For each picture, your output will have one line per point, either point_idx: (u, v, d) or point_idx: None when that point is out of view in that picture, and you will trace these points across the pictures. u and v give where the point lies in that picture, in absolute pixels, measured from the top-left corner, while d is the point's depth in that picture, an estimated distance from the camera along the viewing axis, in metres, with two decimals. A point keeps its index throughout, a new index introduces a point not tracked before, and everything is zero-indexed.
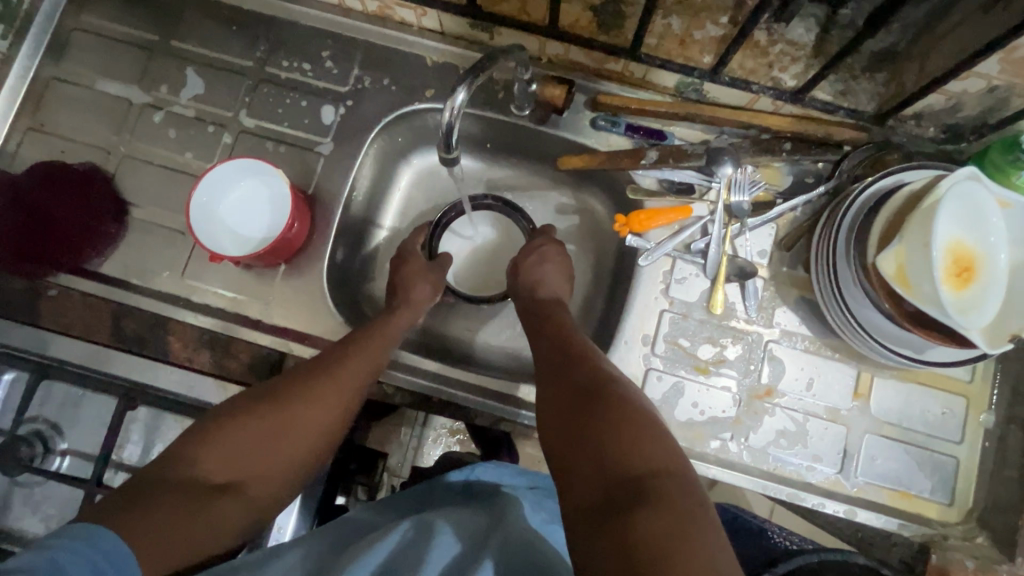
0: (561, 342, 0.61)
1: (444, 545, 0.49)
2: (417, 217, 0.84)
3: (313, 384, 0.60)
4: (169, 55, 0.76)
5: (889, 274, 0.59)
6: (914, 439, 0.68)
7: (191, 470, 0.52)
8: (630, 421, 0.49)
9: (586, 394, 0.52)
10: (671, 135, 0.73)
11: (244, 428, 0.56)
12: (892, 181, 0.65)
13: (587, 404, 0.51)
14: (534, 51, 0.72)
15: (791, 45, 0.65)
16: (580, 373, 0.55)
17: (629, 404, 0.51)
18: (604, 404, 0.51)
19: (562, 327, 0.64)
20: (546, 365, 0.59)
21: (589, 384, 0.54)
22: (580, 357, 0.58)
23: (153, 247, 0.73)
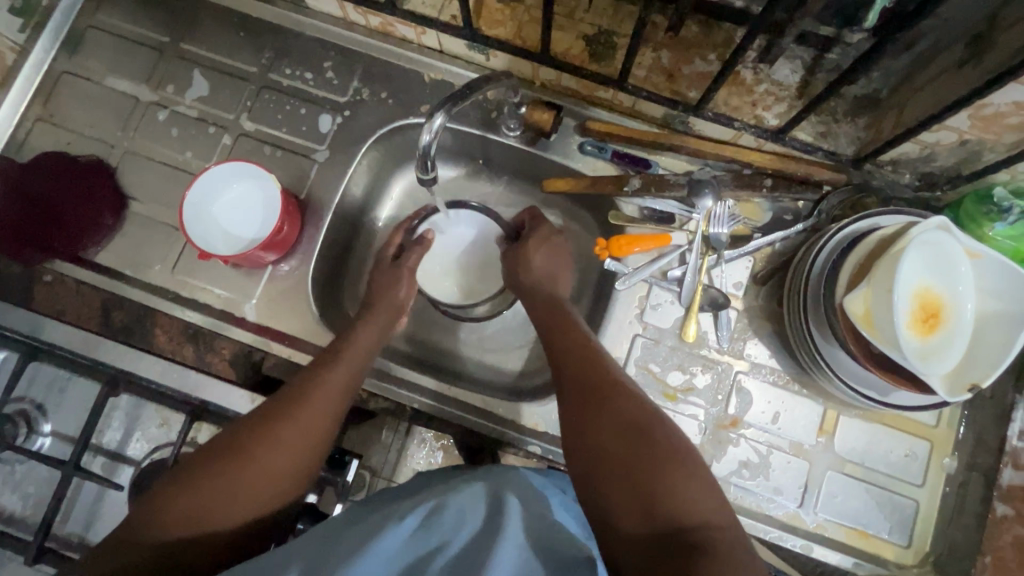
0: (578, 368, 0.60)
1: (457, 527, 0.48)
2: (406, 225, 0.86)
3: (287, 415, 0.59)
4: (178, 57, 0.79)
5: (856, 315, 0.60)
6: (876, 479, 0.69)
7: (161, 522, 0.51)
8: (660, 469, 0.50)
9: (623, 433, 0.53)
10: (655, 165, 0.75)
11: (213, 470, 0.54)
12: (865, 224, 0.66)
13: (625, 441, 0.53)
14: (528, 75, 0.75)
15: (776, 85, 0.67)
16: (599, 412, 0.55)
17: (656, 449, 0.51)
18: (627, 450, 0.52)
19: (576, 347, 0.63)
20: (568, 397, 0.59)
21: (611, 426, 0.54)
22: (598, 391, 0.57)
23: (147, 241, 0.75)
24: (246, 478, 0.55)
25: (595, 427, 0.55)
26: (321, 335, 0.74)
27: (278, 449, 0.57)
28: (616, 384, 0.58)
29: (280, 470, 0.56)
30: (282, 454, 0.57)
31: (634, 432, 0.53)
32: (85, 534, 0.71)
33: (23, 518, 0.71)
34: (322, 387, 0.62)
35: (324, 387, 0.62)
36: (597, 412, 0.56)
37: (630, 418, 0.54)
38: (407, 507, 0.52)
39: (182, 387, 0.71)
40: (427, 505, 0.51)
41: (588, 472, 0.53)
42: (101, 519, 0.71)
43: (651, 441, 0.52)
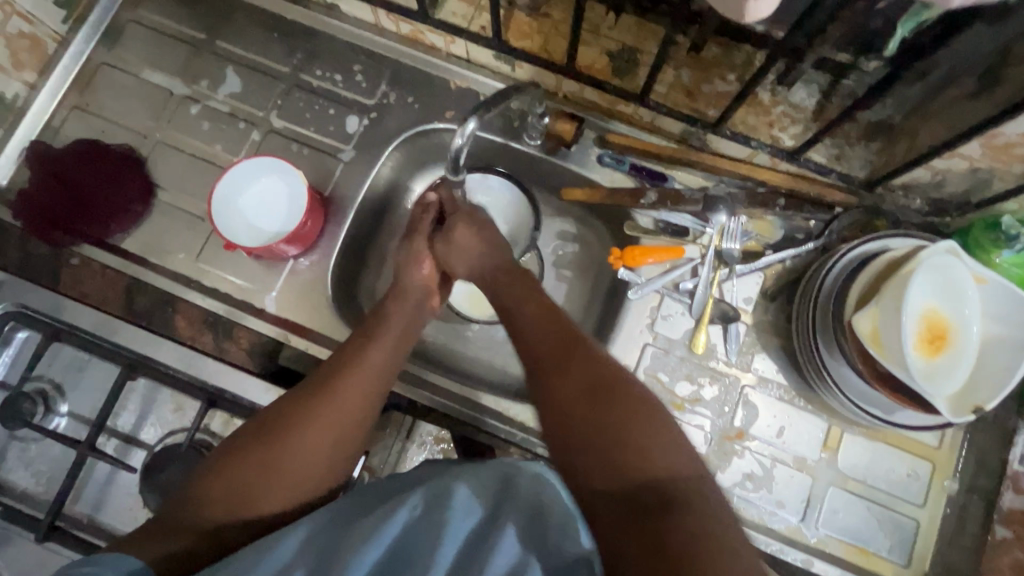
0: (543, 335, 0.60)
1: (458, 520, 0.51)
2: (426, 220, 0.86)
3: (321, 400, 0.60)
4: (212, 54, 0.81)
5: (863, 334, 0.62)
6: (877, 497, 0.70)
7: (206, 499, 0.55)
8: (630, 430, 0.50)
9: (593, 394, 0.53)
10: (672, 179, 0.76)
11: (252, 452, 0.57)
12: (876, 245, 0.68)
13: (592, 402, 0.53)
14: (551, 86, 0.77)
15: (793, 107, 0.69)
16: (566, 379, 0.55)
17: (628, 410, 0.52)
18: (596, 415, 0.52)
19: (541, 314, 0.62)
20: (535, 365, 0.58)
21: (579, 391, 0.54)
22: (563, 356, 0.57)
23: (173, 229, 0.77)
24: (282, 460, 0.57)
25: (563, 395, 0.54)
26: (337, 330, 0.76)
27: (311, 433, 0.58)
28: (583, 347, 0.58)
29: (313, 453, 0.58)
30: (315, 437, 0.58)
31: (602, 396, 0.53)
32: (94, 515, 0.72)
33: (35, 496, 0.72)
34: (353, 372, 0.62)
35: (357, 373, 0.62)
36: (562, 379, 0.55)
37: (598, 379, 0.54)
38: (411, 492, 0.54)
39: (199, 373, 0.73)
40: (427, 492, 0.54)
41: (560, 440, 0.53)
42: (111, 500, 0.72)
43: (621, 403, 0.52)
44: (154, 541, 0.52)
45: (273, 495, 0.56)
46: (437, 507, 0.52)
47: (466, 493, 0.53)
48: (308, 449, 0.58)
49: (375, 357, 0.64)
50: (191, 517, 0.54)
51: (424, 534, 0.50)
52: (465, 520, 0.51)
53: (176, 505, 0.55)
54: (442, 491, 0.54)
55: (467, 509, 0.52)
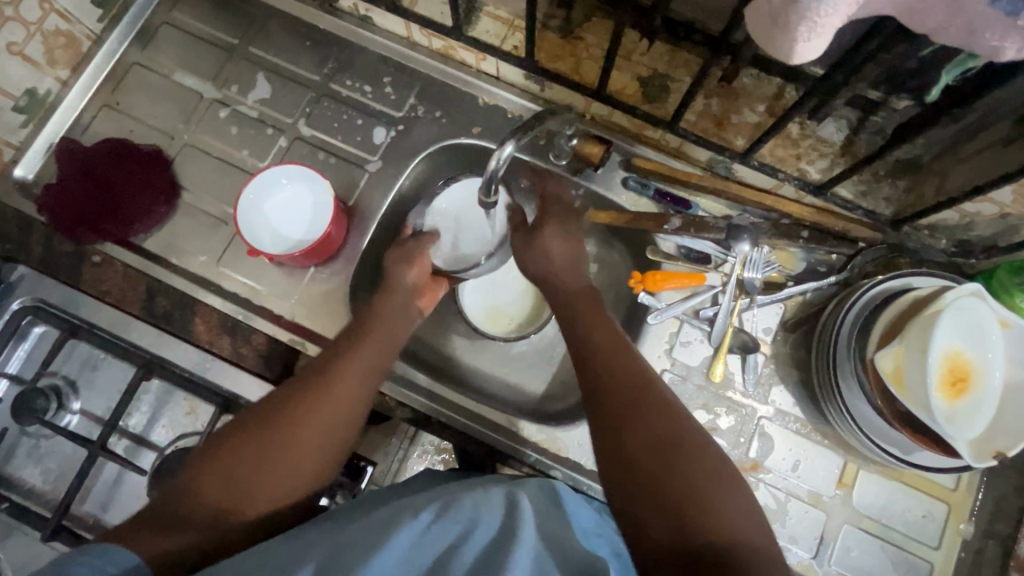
0: (611, 372, 0.59)
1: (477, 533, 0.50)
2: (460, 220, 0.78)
3: (314, 394, 0.60)
4: (244, 59, 0.82)
5: (885, 371, 0.62)
6: (892, 537, 0.69)
7: (200, 490, 0.55)
8: (703, 488, 0.50)
9: (665, 443, 0.53)
10: (696, 206, 0.77)
11: (246, 443, 0.57)
12: (899, 283, 0.68)
13: (664, 451, 0.52)
14: (580, 108, 0.77)
15: (821, 142, 0.69)
16: (640, 427, 0.54)
17: (695, 467, 0.51)
18: (665, 467, 0.51)
19: (612, 356, 0.60)
20: (610, 405, 0.56)
21: (649, 437, 0.53)
22: (634, 400, 0.56)
23: (196, 232, 0.78)
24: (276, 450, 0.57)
25: (635, 438, 0.53)
26: None
27: (305, 426, 0.58)
28: (651, 395, 0.57)
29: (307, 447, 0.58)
30: (310, 432, 0.58)
31: (675, 451, 0.52)
32: (101, 516, 0.71)
33: (42, 493, 0.72)
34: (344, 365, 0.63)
35: (350, 369, 0.63)
36: (633, 424, 0.55)
37: (672, 430, 0.54)
38: (420, 502, 0.53)
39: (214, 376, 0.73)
40: (435, 503, 0.53)
41: (632, 484, 0.51)
42: (118, 502, 0.72)
43: (686, 458, 0.52)
44: (150, 536, 0.51)
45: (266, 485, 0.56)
46: (447, 515, 0.51)
47: (473, 505, 0.52)
48: (302, 444, 0.58)
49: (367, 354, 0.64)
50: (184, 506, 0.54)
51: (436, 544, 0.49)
52: (480, 538, 0.50)
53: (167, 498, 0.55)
54: (451, 500, 0.53)
55: (479, 523, 0.51)
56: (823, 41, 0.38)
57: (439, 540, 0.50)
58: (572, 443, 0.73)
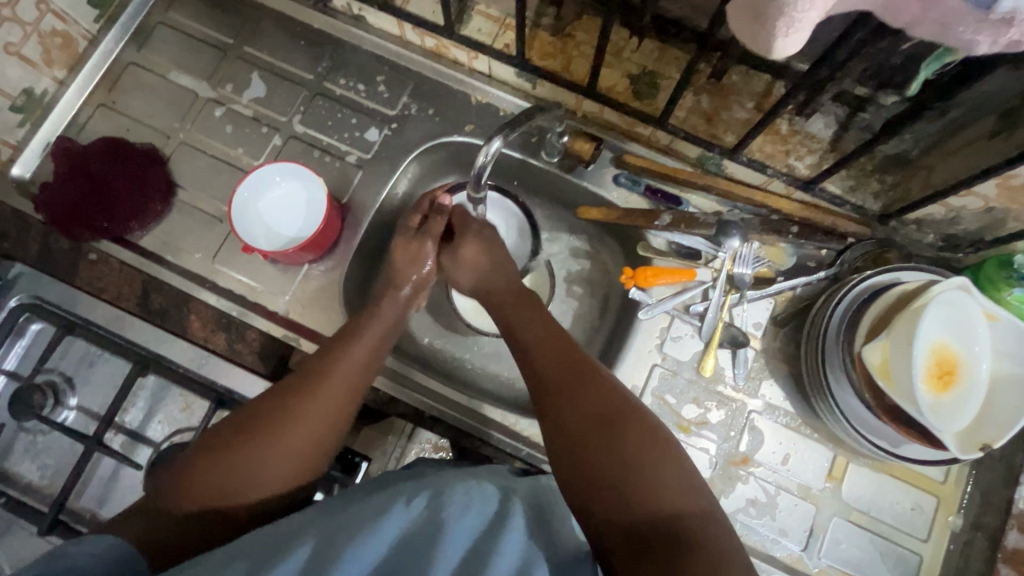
0: (551, 356, 0.63)
1: (463, 530, 0.49)
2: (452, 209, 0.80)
3: (311, 394, 0.60)
4: (239, 58, 0.83)
5: (873, 365, 0.63)
6: (881, 530, 0.70)
7: (187, 494, 0.54)
8: (644, 451, 0.53)
9: (601, 420, 0.56)
10: (686, 202, 0.78)
11: (228, 452, 0.56)
12: (887, 278, 0.68)
13: (597, 428, 0.56)
14: (572, 105, 0.78)
15: (810, 137, 0.70)
16: (582, 404, 0.58)
17: (641, 431, 0.55)
18: (608, 441, 0.54)
19: (546, 339, 0.65)
20: (545, 381, 0.61)
21: (587, 420, 0.56)
22: (574, 388, 0.59)
23: (192, 229, 0.79)
24: (261, 462, 0.56)
25: (576, 416, 0.57)
26: None
27: (297, 426, 0.58)
28: (588, 382, 0.60)
29: (295, 459, 0.58)
30: (296, 445, 0.58)
31: (612, 431, 0.55)
32: (98, 511, 0.72)
33: (39, 488, 0.72)
34: (328, 381, 0.61)
35: (336, 375, 0.62)
36: (567, 400, 0.58)
37: (602, 407, 0.57)
38: (412, 489, 0.53)
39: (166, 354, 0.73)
40: (429, 490, 0.52)
41: (576, 450, 0.55)
42: (114, 496, 0.72)
43: (623, 423, 0.55)
44: (142, 524, 0.52)
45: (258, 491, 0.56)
46: (437, 502, 0.51)
47: (466, 493, 0.52)
48: (284, 455, 0.57)
49: (348, 374, 0.63)
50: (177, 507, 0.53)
51: (422, 533, 0.49)
52: (467, 528, 0.50)
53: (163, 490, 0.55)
54: (444, 488, 0.52)
55: (471, 511, 0.51)
56: (800, 36, 0.39)
57: (427, 529, 0.49)
58: None
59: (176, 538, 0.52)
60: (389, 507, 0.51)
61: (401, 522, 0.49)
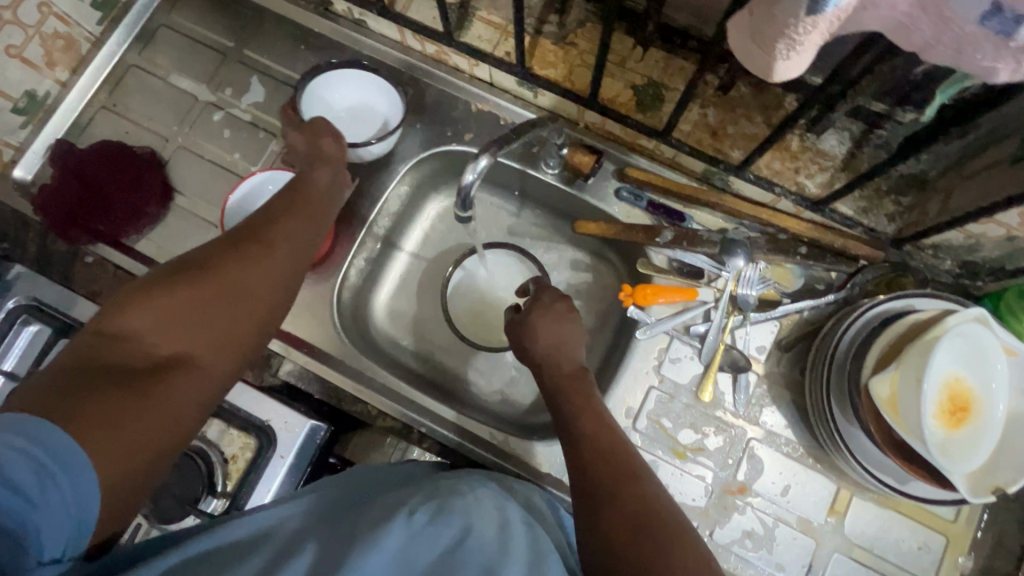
0: (596, 451, 0.57)
1: (472, 546, 0.49)
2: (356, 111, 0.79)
3: (228, 250, 0.56)
4: (239, 62, 0.82)
5: (880, 398, 0.59)
6: (885, 569, 0.67)
7: (133, 349, 0.49)
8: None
9: (637, 530, 0.50)
10: (690, 218, 0.74)
11: (181, 297, 0.52)
12: (900, 304, 0.65)
13: (634, 540, 0.49)
14: (574, 115, 0.76)
15: (822, 154, 0.66)
16: (624, 522, 0.51)
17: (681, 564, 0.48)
18: (643, 557, 0.48)
19: (590, 433, 0.58)
20: (586, 485, 0.55)
21: (623, 527, 0.50)
22: (614, 487, 0.54)
23: (189, 234, 0.78)
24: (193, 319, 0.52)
25: (614, 535, 0.50)
26: (337, 346, 0.75)
27: (226, 279, 0.54)
28: (632, 483, 0.54)
29: (263, 292, 0.56)
30: (258, 275, 0.56)
31: (650, 542, 0.49)
32: None
33: None
34: (266, 258, 0.57)
35: (270, 237, 0.58)
36: (608, 511, 0.52)
37: (642, 517, 0.51)
38: (412, 504, 0.52)
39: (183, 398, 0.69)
40: (430, 504, 0.52)
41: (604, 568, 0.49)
42: None
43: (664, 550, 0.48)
44: (82, 394, 0.44)
45: (205, 368, 0.52)
46: (438, 519, 0.50)
47: (466, 512, 0.52)
48: (236, 285, 0.54)
49: (280, 268, 0.58)
50: (106, 371, 0.47)
51: (431, 548, 0.48)
52: (474, 546, 0.49)
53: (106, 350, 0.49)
54: (444, 505, 0.53)
55: (472, 530, 0.50)
56: (806, 58, 0.36)
57: (432, 545, 0.48)
58: (553, 458, 0.72)
59: (124, 416, 0.45)
60: (387, 518, 0.49)
61: (404, 535, 0.48)
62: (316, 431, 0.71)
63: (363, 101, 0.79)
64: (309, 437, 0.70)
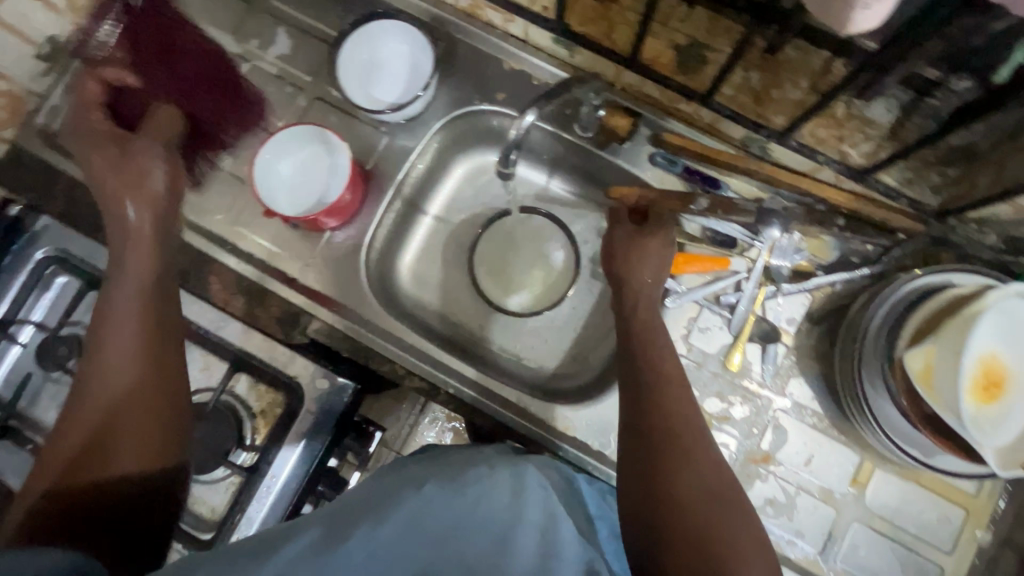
0: (659, 410, 0.57)
1: (485, 514, 0.50)
2: (382, 64, 0.77)
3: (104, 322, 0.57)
4: (265, 12, 0.79)
5: (913, 371, 0.60)
6: (903, 538, 0.68)
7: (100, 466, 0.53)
8: (738, 551, 0.48)
9: (700, 493, 0.51)
10: (725, 186, 0.73)
11: (86, 421, 0.54)
12: (938, 279, 0.64)
13: (698, 501, 0.51)
14: (610, 77, 0.73)
15: (867, 122, 0.62)
16: (686, 493, 0.52)
17: (735, 528, 0.50)
18: (704, 514, 0.50)
19: (656, 387, 0.58)
20: (644, 442, 0.55)
21: (687, 489, 0.52)
22: (675, 450, 0.54)
23: (214, 188, 0.77)
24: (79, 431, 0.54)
25: (665, 492, 0.52)
26: (364, 305, 0.75)
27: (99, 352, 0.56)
28: (690, 441, 0.55)
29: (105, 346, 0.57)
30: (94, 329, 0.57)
31: (710, 501, 0.51)
32: None
33: None
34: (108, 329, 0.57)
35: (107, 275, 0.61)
36: (671, 476, 0.52)
37: (701, 480, 0.52)
38: (422, 477, 0.53)
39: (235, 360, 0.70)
40: (442, 476, 0.53)
41: (662, 516, 0.51)
42: None
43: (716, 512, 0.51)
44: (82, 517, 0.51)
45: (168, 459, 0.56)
46: (450, 493, 0.51)
47: (479, 482, 0.53)
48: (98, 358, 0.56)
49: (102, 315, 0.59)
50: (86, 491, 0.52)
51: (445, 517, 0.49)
52: (490, 517, 0.50)
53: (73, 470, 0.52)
54: (455, 478, 0.53)
55: (484, 500, 0.51)
56: (882, 9, 0.35)
57: (443, 514, 0.49)
58: (579, 423, 0.72)
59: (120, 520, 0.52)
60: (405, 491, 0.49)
61: (415, 506, 0.49)
62: (341, 390, 0.69)
63: (387, 55, 0.77)
64: (334, 398, 0.69)
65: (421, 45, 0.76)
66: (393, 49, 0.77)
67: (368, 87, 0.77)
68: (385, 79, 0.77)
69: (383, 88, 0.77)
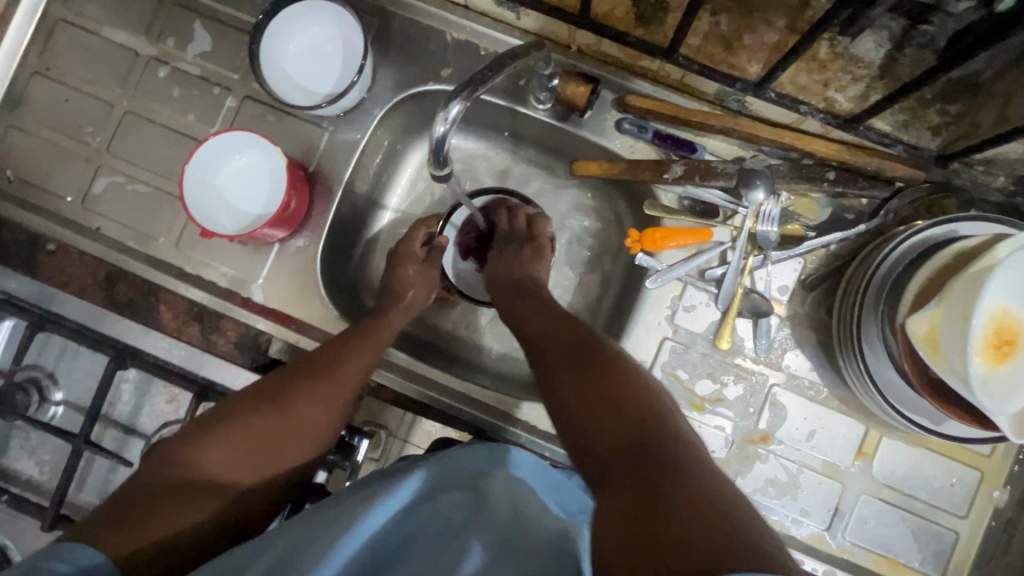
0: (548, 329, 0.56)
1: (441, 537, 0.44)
2: (311, 49, 0.69)
3: (319, 376, 0.59)
4: (177, 5, 0.71)
5: (916, 336, 0.53)
6: (914, 507, 0.64)
7: (192, 476, 0.52)
8: (632, 407, 0.45)
9: (596, 370, 0.49)
10: (702, 148, 0.66)
11: (207, 438, 0.54)
12: (941, 232, 0.58)
13: (584, 373, 0.49)
14: (563, 38, 0.66)
15: (855, 62, 0.55)
16: (584, 384, 0.48)
17: (643, 395, 0.46)
18: (601, 389, 0.47)
19: (545, 343, 0.55)
20: (550, 378, 0.51)
21: (584, 370, 0.49)
22: (572, 347, 0.53)
23: (150, 210, 0.71)
24: (251, 458, 0.55)
25: (587, 402, 0.46)
26: (325, 320, 0.70)
27: (300, 408, 0.57)
28: (585, 341, 0.54)
29: (316, 403, 0.58)
30: (316, 396, 0.58)
31: (603, 376, 0.48)
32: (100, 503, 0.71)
33: (40, 483, 0.72)
34: (339, 375, 0.60)
35: (349, 356, 0.61)
36: (563, 374, 0.50)
37: (595, 362, 0.50)
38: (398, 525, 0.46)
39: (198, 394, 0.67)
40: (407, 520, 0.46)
41: (565, 415, 0.48)
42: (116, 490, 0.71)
43: (643, 402, 0.45)
44: (146, 515, 0.49)
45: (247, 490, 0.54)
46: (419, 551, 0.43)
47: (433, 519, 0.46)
48: (301, 420, 0.57)
49: (350, 383, 0.60)
50: (164, 489, 0.51)
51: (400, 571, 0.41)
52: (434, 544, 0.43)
53: (164, 466, 0.53)
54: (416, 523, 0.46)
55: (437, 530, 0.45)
56: None
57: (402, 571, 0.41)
58: None
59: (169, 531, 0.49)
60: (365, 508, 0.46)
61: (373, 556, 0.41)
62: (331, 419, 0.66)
63: (315, 39, 0.69)
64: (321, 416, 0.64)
65: (349, 21, 0.68)
66: (320, 32, 0.69)
67: (298, 79, 0.70)
68: (315, 67, 0.70)
69: (315, 77, 0.70)
